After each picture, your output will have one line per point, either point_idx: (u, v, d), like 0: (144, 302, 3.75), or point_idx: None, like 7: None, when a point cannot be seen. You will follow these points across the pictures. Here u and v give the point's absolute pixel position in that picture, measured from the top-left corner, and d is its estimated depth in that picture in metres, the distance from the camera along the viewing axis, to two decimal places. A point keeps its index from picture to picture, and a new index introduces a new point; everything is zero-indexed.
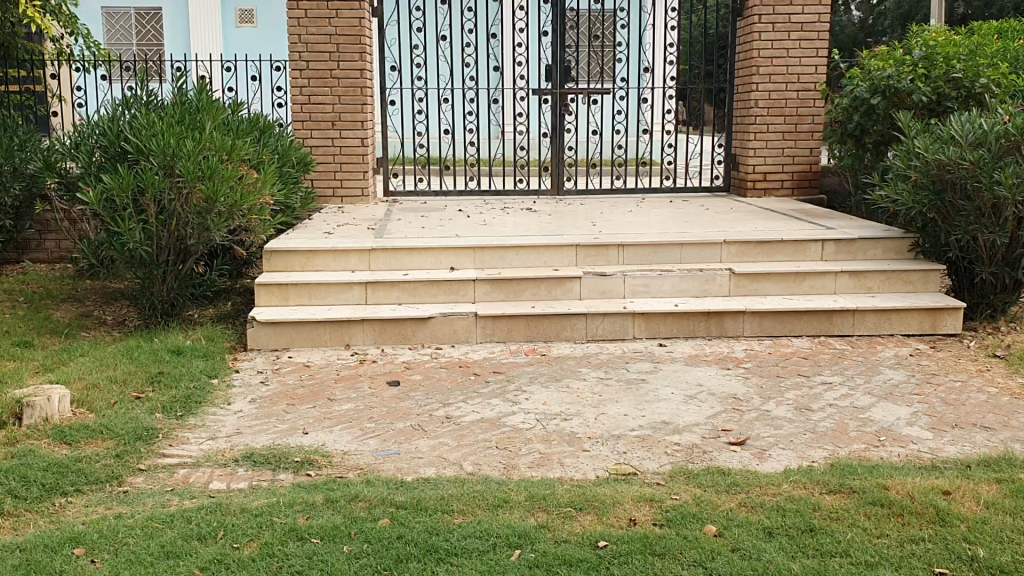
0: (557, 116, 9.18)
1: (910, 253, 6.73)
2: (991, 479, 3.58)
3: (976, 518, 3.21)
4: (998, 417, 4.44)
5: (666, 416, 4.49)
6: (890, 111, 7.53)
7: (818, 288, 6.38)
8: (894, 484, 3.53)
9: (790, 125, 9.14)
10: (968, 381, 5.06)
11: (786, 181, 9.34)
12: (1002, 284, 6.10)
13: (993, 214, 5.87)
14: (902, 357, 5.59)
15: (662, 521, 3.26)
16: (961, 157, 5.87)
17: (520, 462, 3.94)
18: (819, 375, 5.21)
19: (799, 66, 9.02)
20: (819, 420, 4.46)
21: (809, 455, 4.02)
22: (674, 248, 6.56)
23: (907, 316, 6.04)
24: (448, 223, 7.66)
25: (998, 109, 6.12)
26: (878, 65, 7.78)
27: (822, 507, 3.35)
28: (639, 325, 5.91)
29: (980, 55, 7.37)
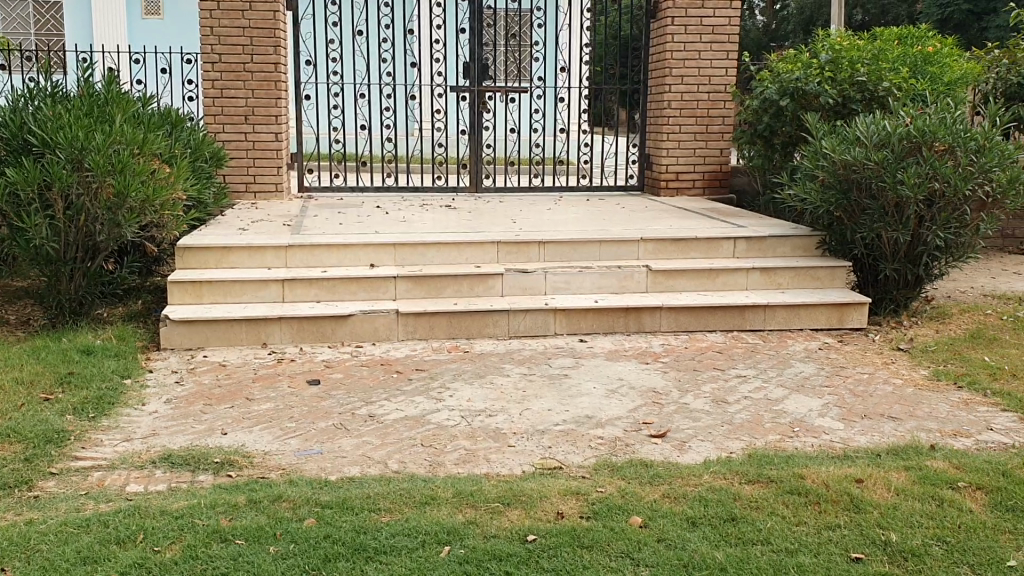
0: (475, 114, 9.19)
1: (817, 251, 6.95)
2: (900, 466, 3.73)
3: (887, 504, 3.34)
4: (903, 408, 4.63)
5: (589, 410, 4.54)
6: (798, 113, 7.76)
7: (731, 285, 6.54)
8: (809, 473, 3.65)
9: (702, 125, 9.34)
10: (875, 373, 5.27)
11: (698, 180, 9.53)
12: (904, 279, 6.37)
13: (895, 213, 6.12)
14: (812, 350, 5.78)
15: (588, 513, 3.30)
16: (866, 158, 6.08)
17: (446, 459, 3.94)
18: (734, 368, 5.35)
19: (710, 68, 9.22)
20: (735, 412, 4.58)
21: (728, 446, 4.12)
22: (593, 246, 6.63)
23: (816, 312, 6.25)
24: (366, 220, 7.59)
25: (900, 112, 6.33)
26: (786, 67, 7.99)
27: (742, 497, 3.44)
28: (560, 321, 5.96)
29: (883, 60, 7.65)
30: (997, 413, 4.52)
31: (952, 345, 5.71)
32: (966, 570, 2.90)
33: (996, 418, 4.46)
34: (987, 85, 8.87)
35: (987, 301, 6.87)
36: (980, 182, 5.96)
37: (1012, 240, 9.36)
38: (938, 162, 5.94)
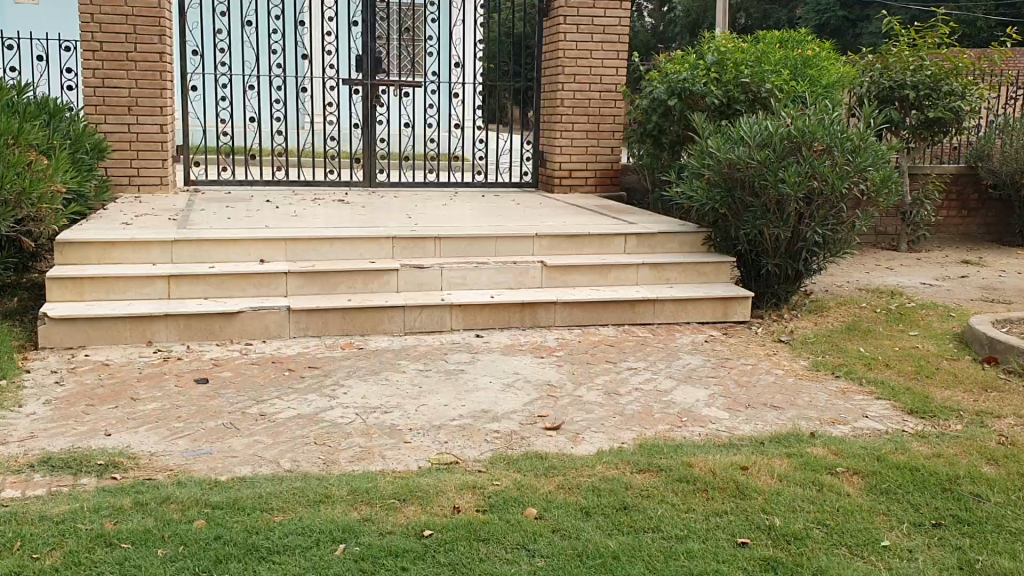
0: (368, 107, 9.11)
1: (704, 247, 7.16)
2: (783, 453, 3.88)
3: (771, 490, 3.48)
4: (785, 397, 4.82)
5: (484, 405, 4.56)
6: (685, 113, 7.95)
7: (622, 280, 6.68)
8: (697, 461, 3.76)
9: (594, 124, 9.48)
10: (758, 364, 5.46)
11: (590, 178, 9.66)
12: (785, 274, 6.62)
13: (777, 210, 6.36)
14: (698, 343, 5.95)
15: (484, 507, 3.33)
16: (749, 158, 6.30)
17: (340, 456, 3.90)
18: (626, 361, 5.46)
19: (602, 68, 9.38)
20: (627, 403, 4.68)
21: (619, 437, 4.20)
22: (488, 241, 6.66)
23: (702, 305, 6.43)
24: (256, 215, 7.43)
25: (782, 112, 6.57)
26: (674, 68, 8.18)
27: (633, 486, 3.52)
28: (455, 317, 5.97)
29: (766, 63, 7.92)
30: (871, 401, 4.75)
31: (830, 337, 5.96)
32: (844, 551, 3.04)
33: (870, 405, 4.68)
34: (862, 88, 9.29)
35: (861, 294, 7.20)
36: (856, 180, 6.24)
37: (884, 236, 9.83)
38: (817, 161, 6.19)
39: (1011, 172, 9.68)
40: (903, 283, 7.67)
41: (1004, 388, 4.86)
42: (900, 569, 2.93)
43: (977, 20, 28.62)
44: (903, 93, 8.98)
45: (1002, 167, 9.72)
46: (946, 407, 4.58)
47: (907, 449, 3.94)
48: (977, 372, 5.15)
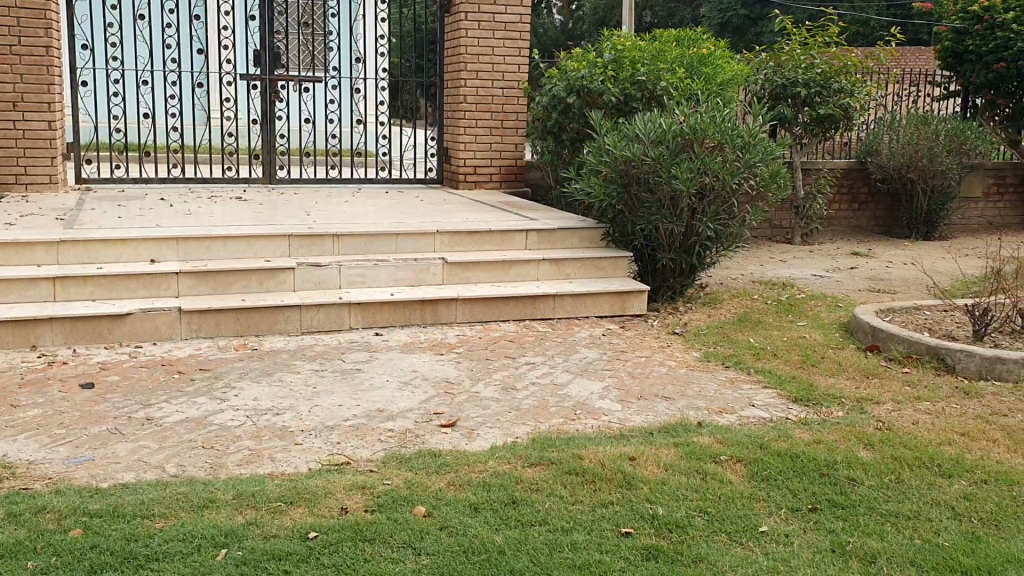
0: (267, 103, 8.95)
1: (603, 243, 7.25)
2: (671, 443, 3.97)
3: (657, 480, 3.55)
4: (676, 388, 4.93)
5: (379, 404, 4.53)
6: (584, 110, 8.03)
7: (522, 276, 6.71)
8: (588, 453, 3.82)
9: (497, 120, 9.49)
10: (652, 357, 5.56)
11: (494, 174, 9.66)
12: (680, 268, 6.77)
13: (671, 206, 6.51)
14: (596, 337, 6.03)
15: (372, 507, 3.30)
16: (645, 154, 6.42)
17: (228, 460, 3.84)
18: (524, 356, 5.49)
19: (504, 64, 9.40)
20: (523, 398, 4.71)
21: (514, 432, 4.23)
22: (388, 239, 6.60)
23: (600, 300, 6.52)
24: (148, 213, 7.23)
25: (676, 110, 6.71)
26: (573, 66, 8.26)
27: (524, 480, 3.55)
28: (354, 315, 5.91)
29: (661, 61, 8.07)
30: (758, 390, 4.89)
31: (722, 329, 6.11)
32: (722, 537, 3.13)
33: (758, 394, 4.82)
34: (756, 86, 9.54)
35: (754, 287, 7.39)
36: (746, 176, 6.48)
37: (779, 230, 10.12)
38: (708, 158, 6.37)
39: (898, 166, 10.08)
40: (795, 275, 7.92)
41: (884, 374, 5.07)
42: (775, 553, 3.02)
43: (869, 21, 29.72)
44: (795, 90, 9.27)
45: (890, 161, 10.11)
46: (829, 394, 4.74)
47: (789, 436, 4.07)
48: (860, 360, 5.35)
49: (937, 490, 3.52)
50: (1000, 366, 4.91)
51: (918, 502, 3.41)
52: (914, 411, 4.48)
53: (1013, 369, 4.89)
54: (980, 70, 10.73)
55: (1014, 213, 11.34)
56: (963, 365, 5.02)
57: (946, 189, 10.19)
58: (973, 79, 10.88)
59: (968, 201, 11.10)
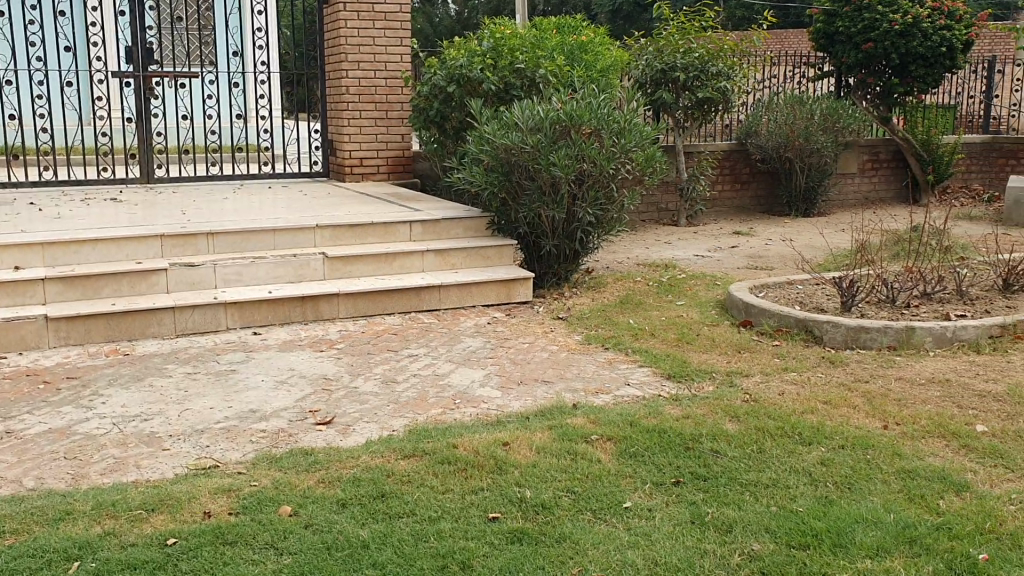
0: (141, 100, 8.67)
1: (488, 231, 7.26)
2: (545, 427, 4.00)
3: (528, 463, 3.59)
4: (556, 371, 4.99)
5: (253, 405, 4.45)
6: (464, 99, 8.00)
7: (406, 267, 6.67)
8: (462, 441, 3.80)
9: (381, 111, 9.41)
10: (534, 342, 5.61)
11: (381, 166, 9.56)
12: (564, 254, 6.84)
13: (552, 192, 6.57)
14: (481, 325, 6.05)
15: (237, 509, 3.24)
16: (523, 142, 6.45)
17: (91, 470, 3.71)
18: (406, 348, 5.46)
19: (385, 55, 9.32)
20: (402, 391, 4.68)
21: (391, 425, 4.19)
22: (266, 235, 6.48)
23: (485, 288, 6.53)
24: (15, 218, 6.94)
25: (552, 98, 6.77)
26: (452, 54, 8.21)
27: (394, 472, 3.51)
28: (231, 314, 5.79)
29: (540, 48, 8.16)
30: (634, 369, 5.00)
31: (604, 311, 6.20)
32: (588, 516, 3.18)
33: (633, 373, 4.92)
34: (637, 71, 9.64)
35: (638, 269, 7.52)
36: (622, 161, 6.60)
37: (666, 212, 10.33)
38: (585, 144, 6.46)
39: (777, 146, 10.35)
40: (678, 256, 8.09)
41: (755, 348, 5.22)
42: (637, 528, 3.08)
43: (754, 5, 30.46)
44: (675, 75, 9.38)
45: (769, 142, 10.38)
46: (702, 369, 4.87)
47: (659, 412, 4.15)
48: (733, 335, 5.49)
49: (796, 458, 3.64)
50: (864, 335, 5.10)
51: (777, 470, 3.53)
52: (781, 382, 4.63)
53: (876, 338, 5.08)
54: (851, 51, 11.14)
55: (888, 186, 11.77)
56: (830, 336, 5.19)
57: (823, 167, 10.54)
58: (845, 60, 11.28)
59: (845, 177, 11.48)
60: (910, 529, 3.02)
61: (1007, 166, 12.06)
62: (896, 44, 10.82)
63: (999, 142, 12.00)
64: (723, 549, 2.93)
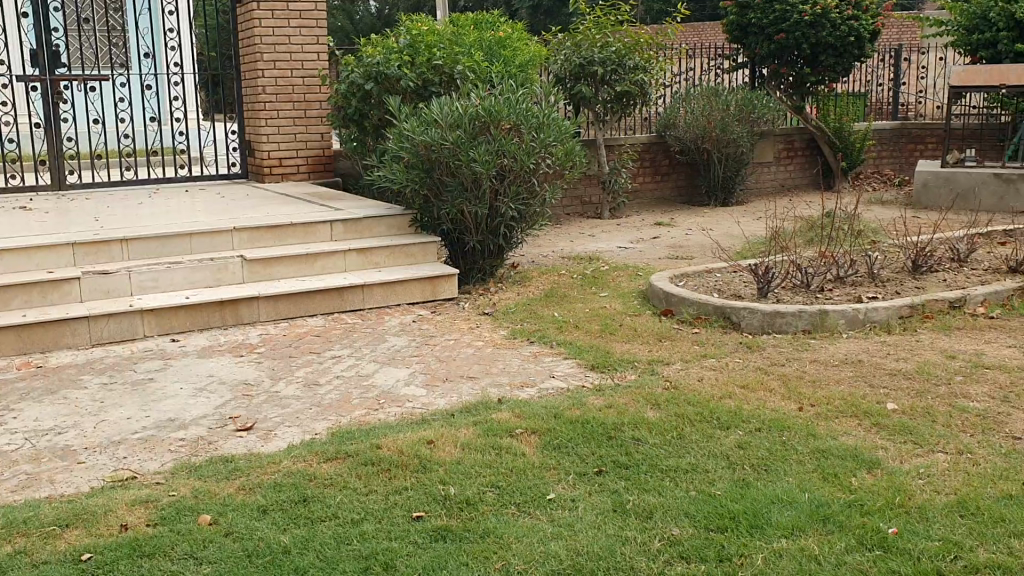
0: (49, 104, 8.42)
1: (410, 229, 7.23)
2: (470, 423, 4.01)
3: (452, 460, 3.59)
4: (482, 367, 5.01)
5: (171, 413, 4.37)
6: (382, 97, 7.95)
7: (328, 267, 6.61)
8: (385, 441, 3.78)
9: (299, 111, 9.30)
10: (460, 339, 5.61)
11: (301, 165, 9.45)
12: (487, 249, 6.85)
13: (474, 188, 6.57)
14: (406, 324, 6.02)
15: (155, 521, 3.18)
16: (443, 138, 6.44)
17: (1, 487, 3.60)
18: (330, 350, 5.42)
19: (301, 53, 9.21)
20: (325, 393, 4.64)
21: (313, 428, 4.15)
22: (183, 239, 6.36)
23: (409, 287, 6.50)
24: None
25: (470, 93, 6.78)
26: (369, 52, 8.16)
27: (316, 476, 3.48)
28: (149, 322, 5.67)
29: (458, 44, 8.15)
30: (559, 361, 5.03)
31: (529, 305, 6.23)
32: (512, 510, 3.20)
33: (557, 366, 4.95)
34: (556, 66, 9.70)
35: (562, 263, 7.57)
36: (542, 155, 6.64)
37: (590, 206, 10.42)
38: (505, 139, 6.49)
39: (695, 137, 10.52)
40: (602, 248, 8.16)
41: (676, 336, 5.30)
42: (560, 519, 3.11)
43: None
44: (593, 69, 9.46)
45: (687, 133, 10.54)
46: (624, 359, 4.94)
47: (582, 404, 4.19)
48: (655, 325, 5.57)
49: (714, 442, 3.71)
50: (779, 320, 5.22)
51: (696, 455, 3.59)
52: (701, 368, 4.71)
53: (791, 322, 5.21)
54: (764, 42, 11.37)
55: (804, 174, 12.05)
56: (747, 322, 5.30)
57: (740, 157, 10.74)
58: (758, 51, 11.51)
59: (761, 166, 11.69)
60: (823, 508, 3.10)
61: (916, 151, 12.46)
62: (807, 34, 11.10)
63: (908, 128, 12.39)
64: (644, 535, 2.98)
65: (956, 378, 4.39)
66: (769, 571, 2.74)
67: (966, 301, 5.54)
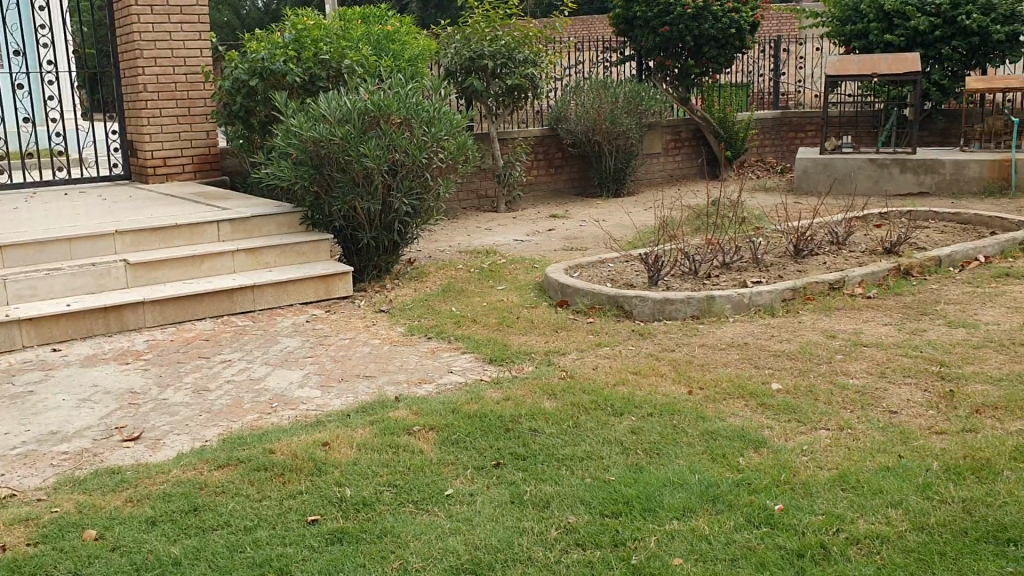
0: None
1: (301, 227, 7.11)
2: (366, 422, 3.97)
3: (347, 461, 3.55)
4: (378, 365, 4.96)
5: (53, 426, 4.19)
6: (269, 93, 7.79)
7: (216, 269, 6.45)
8: (279, 445, 3.71)
9: (182, 108, 9.03)
10: (355, 337, 5.55)
11: (187, 165, 9.18)
12: (382, 246, 6.79)
13: (365, 184, 6.51)
14: (300, 324, 5.92)
15: (36, 539, 3.05)
16: (331, 134, 6.35)
17: None
18: (220, 354, 5.29)
19: (183, 50, 8.95)
20: (216, 398, 4.52)
21: (204, 435, 4.04)
22: (61, 244, 6.11)
23: (302, 286, 6.39)
24: None
25: (358, 88, 6.70)
26: (253, 47, 7.98)
27: (208, 484, 3.40)
28: (28, 332, 5.43)
29: (343, 40, 8.05)
30: (456, 356, 5.03)
31: (426, 301, 6.21)
32: (409, 508, 3.18)
33: (455, 361, 4.95)
34: (447, 60, 9.66)
35: (459, 257, 7.56)
36: (434, 150, 6.62)
37: (485, 199, 10.46)
38: (395, 134, 6.44)
39: (586, 129, 10.63)
40: (498, 241, 8.19)
41: (571, 326, 5.36)
42: (458, 514, 3.11)
43: None
44: (484, 63, 9.47)
45: (578, 126, 10.66)
46: (521, 351, 4.97)
47: (480, 397, 4.20)
48: (550, 316, 5.62)
49: (609, 429, 3.77)
50: (670, 307, 5.33)
51: (592, 443, 3.64)
52: (596, 357, 4.78)
53: (680, 309, 5.33)
54: (649, 34, 11.63)
55: (692, 163, 12.33)
56: (639, 310, 5.40)
57: (630, 148, 10.93)
58: (644, 44, 11.77)
59: (651, 157, 11.92)
60: (714, 488, 3.18)
61: (797, 139, 12.90)
62: (690, 27, 11.35)
63: (788, 117, 12.81)
64: (540, 525, 3.00)
65: (836, 357, 4.56)
66: (662, 553, 2.80)
67: (846, 282, 5.77)
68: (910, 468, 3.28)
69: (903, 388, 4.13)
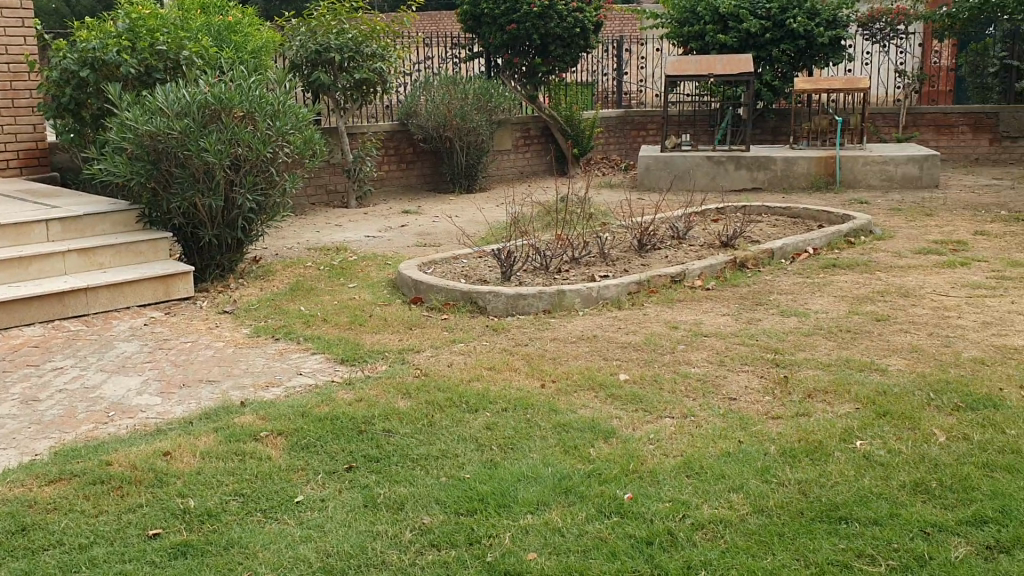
0: None
1: (138, 225, 6.77)
2: (209, 429, 3.82)
3: (191, 471, 3.40)
4: (222, 368, 4.79)
5: None
6: (101, 84, 7.40)
7: (45, 271, 6.07)
8: (116, 457, 3.52)
9: (5, 100, 8.46)
10: (197, 341, 5.33)
11: (11, 160, 8.58)
12: (225, 244, 6.56)
13: (206, 180, 6.27)
14: (138, 327, 5.65)
15: None
16: (169, 127, 6.08)
17: None
18: (50, 361, 4.98)
19: (4, 36, 8.37)
20: (46, 409, 4.25)
21: (32, 449, 3.79)
22: None
23: (139, 287, 6.10)
24: None
25: (198, 81, 6.45)
26: (83, 36, 7.55)
27: (37, 501, 3.18)
28: None
29: (180, 31, 7.72)
30: (306, 357, 4.92)
31: (273, 301, 6.04)
32: (257, 517, 3.08)
33: (304, 362, 4.84)
34: (291, 53, 9.43)
35: (308, 255, 7.39)
36: (279, 144, 6.44)
37: (335, 195, 10.28)
38: (238, 128, 6.23)
39: (436, 125, 10.61)
40: (348, 238, 8.05)
41: (424, 324, 5.33)
42: (309, 521, 3.04)
43: None
44: (330, 56, 9.27)
45: (428, 122, 10.62)
46: (372, 351, 4.90)
47: (330, 399, 4.11)
48: (402, 313, 5.57)
49: (463, 426, 3.77)
50: (522, 302, 5.38)
51: (445, 441, 3.63)
52: (449, 354, 4.77)
53: (532, 304, 5.39)
54: (496, 32, 11.69)
55: (541, 160, 12.51)
56: (492, 305, 5.42)
57: (480, 144, 10.97)
58: (491, 41, 11.83)
59: (500, 154, 12.01)
60: (566, 481, 3.23)
61: (640, 137, 13.26)
62: (536, 25, 11.51)
63: (631, 116, 13.14)
64: (394, 528, 2.97)
65: (679, 347, 4.72)
66: (517, 549, 2.82)
67: (685, 275, 5.98)
68: (750, 453, 3.43)
69: (741, 374, 4.31)
